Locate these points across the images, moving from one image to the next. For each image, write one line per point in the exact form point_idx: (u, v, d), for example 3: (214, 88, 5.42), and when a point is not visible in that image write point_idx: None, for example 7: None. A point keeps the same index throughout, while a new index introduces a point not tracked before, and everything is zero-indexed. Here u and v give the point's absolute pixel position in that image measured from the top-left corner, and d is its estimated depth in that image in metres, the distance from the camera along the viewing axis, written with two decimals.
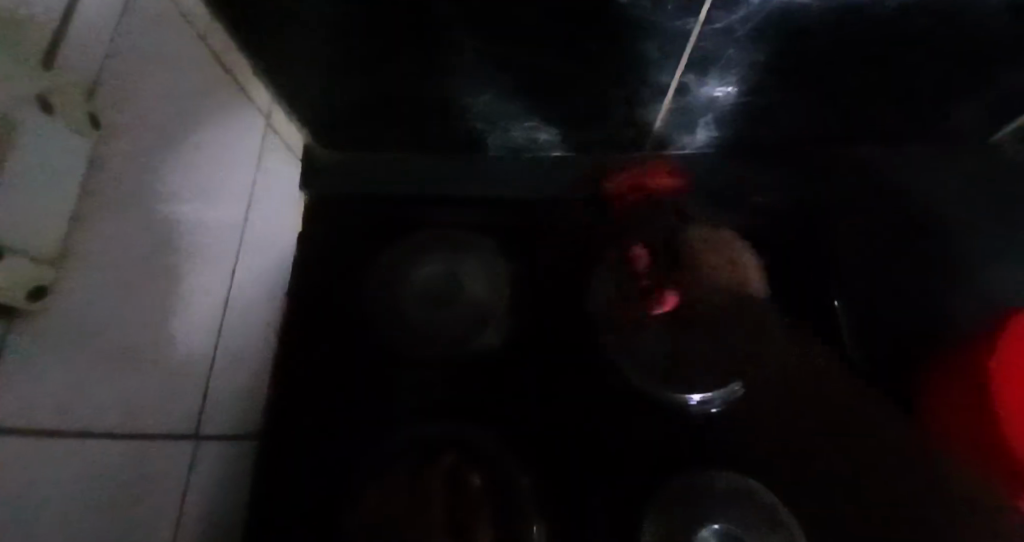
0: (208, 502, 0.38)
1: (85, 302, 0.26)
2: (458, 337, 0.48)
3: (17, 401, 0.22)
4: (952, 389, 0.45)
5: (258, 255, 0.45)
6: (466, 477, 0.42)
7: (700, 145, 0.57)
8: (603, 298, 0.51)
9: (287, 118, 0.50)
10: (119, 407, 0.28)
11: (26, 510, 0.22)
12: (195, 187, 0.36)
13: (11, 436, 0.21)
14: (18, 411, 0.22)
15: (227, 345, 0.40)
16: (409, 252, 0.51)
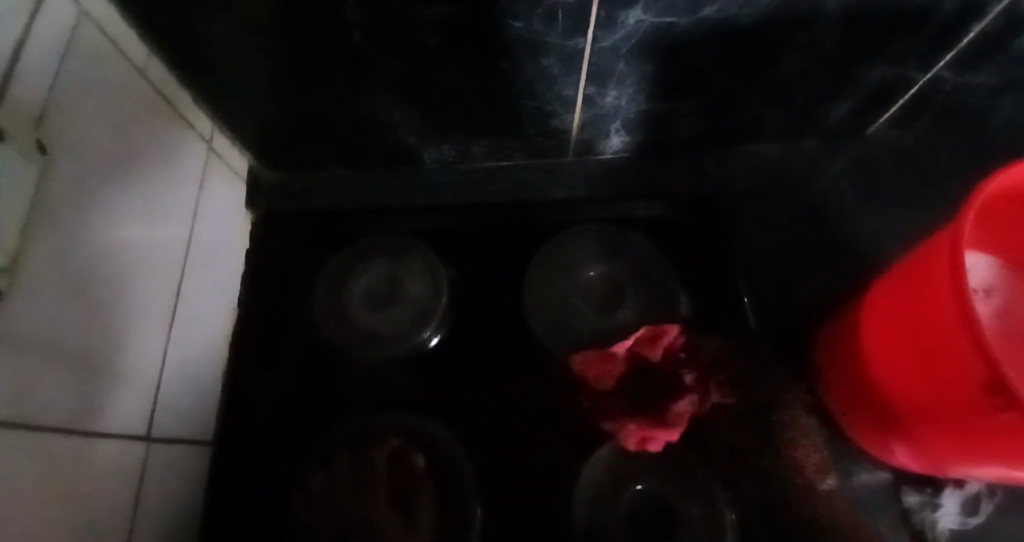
0: (163, 492, 0.44)
1: (26, 313, 0.31)
2: (397, 335, 0.54)
3: None
4: (844, 358, 0.49)
5: (202, 270, 0.50)
6: (410, 459, 0.49)
7: (615, 150, 0.60)
8: (531, 296, 0.56)
9: (230, 143, 0.55)
10: (63, 405, 0.34)
11: None
12: (136, 211, 0.41)
13: None
14: None
15: (175, 354, 0.46)
16: (355, 261, 0.57)
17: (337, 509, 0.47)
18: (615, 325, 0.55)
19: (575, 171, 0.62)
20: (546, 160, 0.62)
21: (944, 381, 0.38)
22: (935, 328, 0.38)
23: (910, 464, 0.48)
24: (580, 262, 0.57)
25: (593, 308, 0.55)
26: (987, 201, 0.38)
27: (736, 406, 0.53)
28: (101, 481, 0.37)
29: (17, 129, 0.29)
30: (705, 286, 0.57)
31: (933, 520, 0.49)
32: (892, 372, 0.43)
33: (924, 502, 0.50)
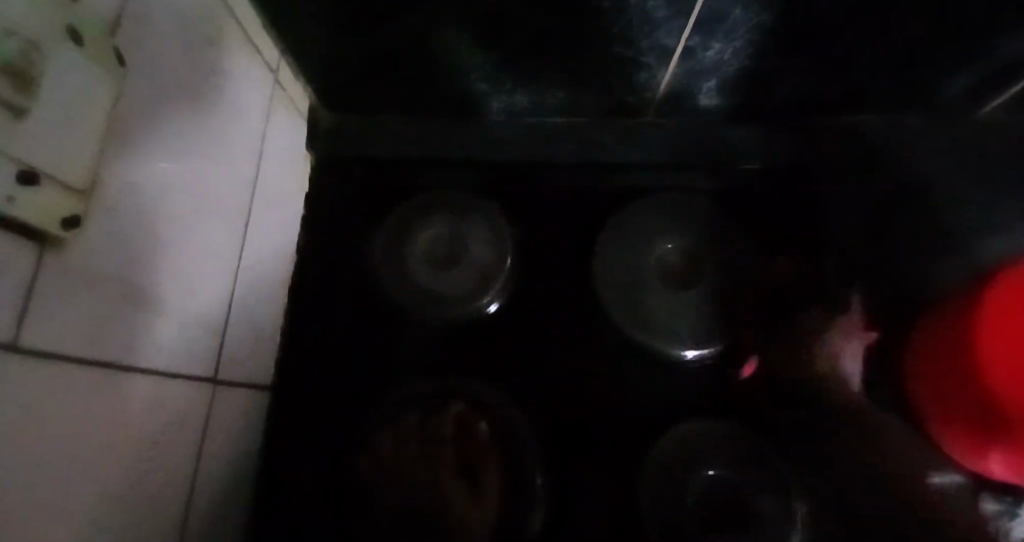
0: (225, 441, 0.43)
1: (101, 244, 0.28)
2: (460, 297, 0.51)
3: (52, 326, 0.25)
4: (943, 359, 0.44)
5: (267, 213, 0.47)
6: (475, 423, 0.47)
7: (699, 111, 0.56)
8: (602, 266, 0.53)
9: (295, 78, 0.51)
10: (133, 344, 0.31)
11: (58, 424, 0.25)
12: (205, 140, 0.38)
13: (46, 358, 0.24)
14: (49, 337, 0.25)
15: (239, 298, 0.44)
16: (416, 215, 0.54)
17: (398, 477, 0.45)
18: (693, 303, 0.51)
19: (654, 138, 0.57)
20: (626, 118, 0.58)
21: None
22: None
23: (997, 468, 0.44)
24: (657, 233, 0.54)
25: (668, 283, 0.52)
26: None
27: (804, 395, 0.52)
28: (168, 425, 0.35)
29: (96, 34, 0.26)
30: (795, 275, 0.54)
31: (1011, 527, 0.46)
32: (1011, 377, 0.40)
33: (1003, 510, 0.46)
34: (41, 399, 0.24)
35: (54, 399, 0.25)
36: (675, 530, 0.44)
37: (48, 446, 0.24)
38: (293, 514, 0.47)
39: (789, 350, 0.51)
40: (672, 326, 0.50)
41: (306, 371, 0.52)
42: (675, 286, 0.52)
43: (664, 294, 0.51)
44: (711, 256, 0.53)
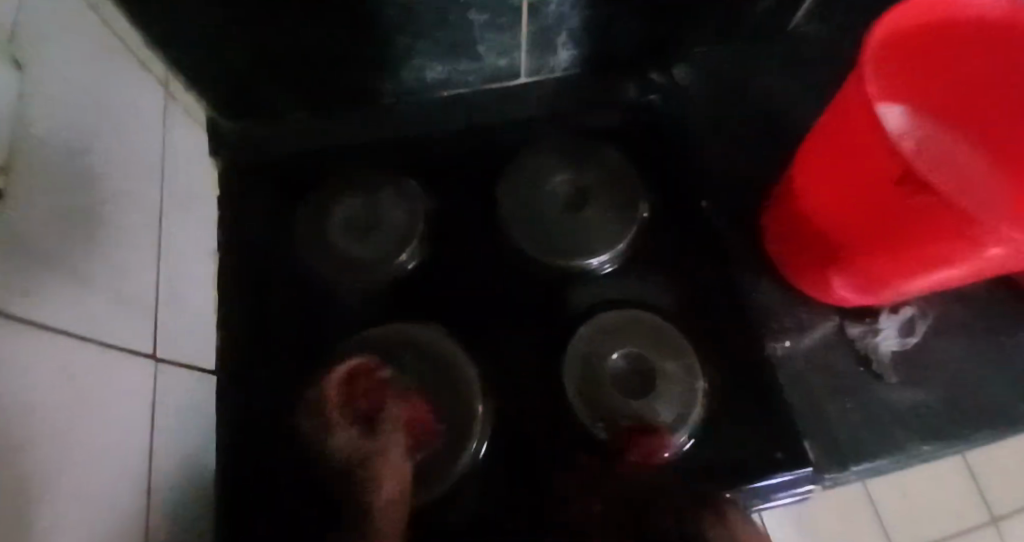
0: (177, 426, 0.45)
1: (39, 227, 0.31)
2: (376, 258, 0.54)
3: (12, 292, 0.28)
4: (790, 221, 0.54)
5: (178, 212, 0.50)
6: (398, 355, 0.51)
7: (565, 65, 0.63)
8: (508, 207, 0.57)
9: (184, 89, 0.54)
10: (78, 322, 0.34)
11: (28, 382, 0.28)
12: (108, 145, 0.41)
13: (12, 323, 0.27)
14: (9, 303, 0.28)
15: (165, 290, 0.46)
16: (327, 194, 0.56)
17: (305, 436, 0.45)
18: (593, 220, 0.56)
19: (530, 93, 0.65)
20: (500, 83, 0.63)
21: (893, 207, 0.43)
22: (870, 165, 0.43)
23: (845, 298, 0.54)
24: (547, 170, 0.58)
25: (563, 210, 0.57)
26: (888, 41, 0.41)
27: (698, 281, 0.59)
28: (122, 405, 0.38)
29: (0, 40, 0.29)
30: (669, 194, 0.63)
31: (875, 344, 0.54)
32: (834, 222, 0.49)
33: (865, 330, 0.55)
34: (13, 355, 0.27)
35: (23, 356, 0.28)
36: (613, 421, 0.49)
37: (26, 401, 0.28)
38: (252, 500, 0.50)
39: (668, 249, 0.61)
40: (590, 242, 0.55)
41: (248, 360, 0.55)
42: (580, 205, 0.57)
43: (567, 213, 0.56)
44: (605, 173, 0.58)
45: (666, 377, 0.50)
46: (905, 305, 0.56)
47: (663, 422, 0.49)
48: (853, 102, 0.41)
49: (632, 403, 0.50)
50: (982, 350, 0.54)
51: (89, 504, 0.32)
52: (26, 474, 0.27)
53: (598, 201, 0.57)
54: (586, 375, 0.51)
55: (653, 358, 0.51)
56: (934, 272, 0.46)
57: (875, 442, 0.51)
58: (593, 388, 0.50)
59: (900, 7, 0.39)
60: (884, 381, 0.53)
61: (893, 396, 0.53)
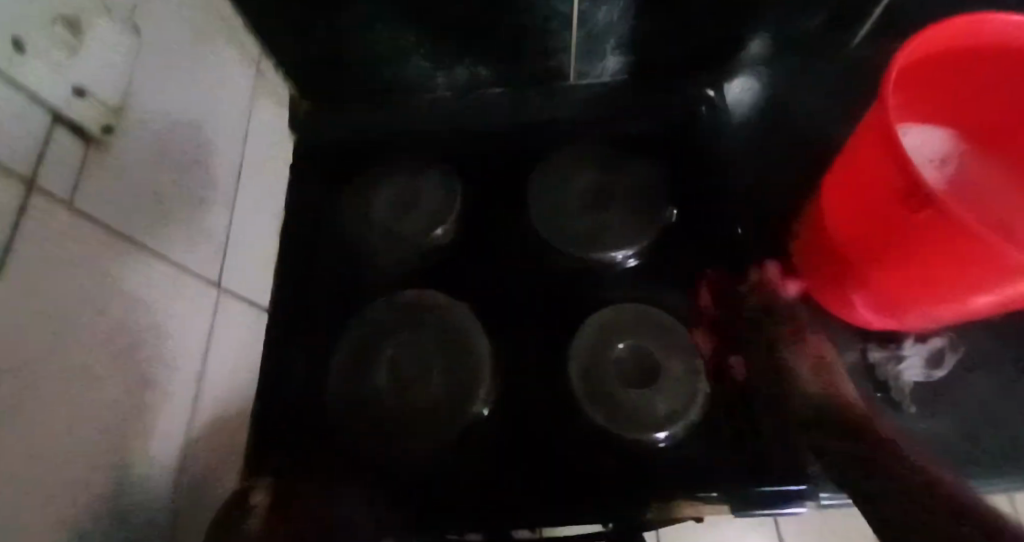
0: (230, 348, 0.52)
1: (130, 155, 0.40)
2: (411, 230, 0.59)
3: (91, 199, 0.36)
4: (818, 236, 0.53)
5: (254, 170, 0.58)
6: (421, 320, 0.55)
7: (614, 72, 0.67)
8: (537, 197, 0.60)
9: (274, 69, 0.63)
10: (154, 234, 0.42)
11: (94, 272, 0.36)
12: (202, 102, 0.49)
13: (89, 223, 0.35)
14: (90, 206, 0.36)
15: (236, 232, 0.54)
16: (377, 172, 0.63)
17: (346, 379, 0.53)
18: (618, 216, 0.58)
19: (574, 95, 0.68)
20: (548, 85, 0.68)
21: (905, 229, 0.42)
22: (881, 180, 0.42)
23: (871, 318, 0.52)
24: (579, 165, 0.61)
25: (590, 204, 0.59)
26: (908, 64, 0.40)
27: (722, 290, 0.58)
28: (184, 313, 0.45)
29: (116, 8, 0.38)
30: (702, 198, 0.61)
31: (897, 372, 0.52)
32: (853, 243, 0.48)
33: (888, 356, 0.53)
34: (86, 245, 0.35)
35: (94, 249, 0.36)
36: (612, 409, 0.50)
37: (87, 287, 0.35)
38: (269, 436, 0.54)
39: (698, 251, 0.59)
40: (614, 236, 0.57)
41: (283, 312, 0.59)
42: (609, 200, 0.59)
43: (594, 206, 0.59)
44: (640, 173, 0.60)
45: (668, 374, 0.51)
46: (934, 335, 0.54)
47: (660, 416, 0.50)
48: (877, 116, 0.40)
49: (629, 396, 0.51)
50: (1007, 394, 0.52)
51: (137, 389, 0.39)
52: (77, 343, 0.34)
53: (626, 197, 0.59)
54: (594, 362, 0.52)
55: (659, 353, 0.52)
56: (957, 296, 0.44)
57: None
58: (594, 375, 0.52)
59: (931, 30, 0.39)
60: (901, 411, 0.51)
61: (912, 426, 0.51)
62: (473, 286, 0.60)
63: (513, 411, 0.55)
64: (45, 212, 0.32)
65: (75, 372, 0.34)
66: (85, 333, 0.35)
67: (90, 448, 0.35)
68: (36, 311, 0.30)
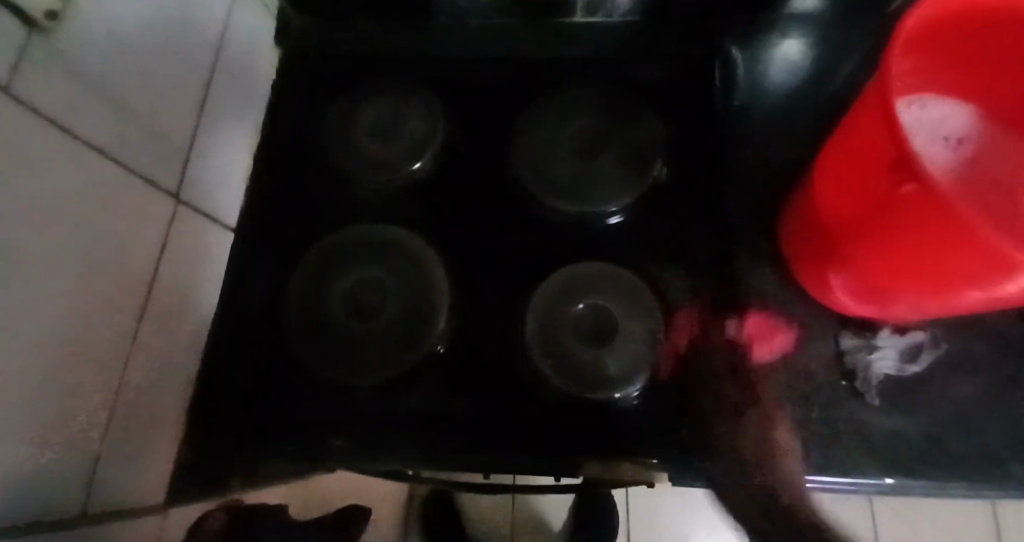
0: (188, 260, 0.52)
1: (79, 48, 0.38)
2: (387, 161, 0.56)
3: (32, 88, 0.35)
4: (806, 216, 0.50)
5: (227, 81, 0.57)
6: (387, 255, 0.54)
7: (623, 11, 0.62)
8: (523, 141, 0.57)
9: None
10: (103, 133, 0.41)
11: (41, 164, 0.35)
12: (173, 2, 0.47)
13: (31, 112, 0.35)
14: (32, 95, 0.35)
15: (200, 143, 0.53)
16: (361, 98, 0.60)
17: (308, 307, 0.53)
18: (606, 166, 0.55)
19: (580, 34, 0.63)
20: (554, 20, 0.63)
21: (897, 217, 0.38)
22: (875, 160, 0.38)
23: (852, 304, 0.50)
24: (570, 111, 0.57)
25: (577, 155, 0.55)
26: (920, 28, 0.36)
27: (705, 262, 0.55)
28: (136, 219, 0.45)
29: None
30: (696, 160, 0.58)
31: (868, 361, 0.51)
32: (840, 227, 0.45)
33: (862, 344, 0.52)
34: (27, 136, 0.34)
35: (37, 140, 0.35)
36: (570, 366, 0.50)
37: (30, 181, 0.35)
38: (220, 354, 0.55)
39: (689, 217, 0.56)
40: (597, 190, 0.54)
41: (251, 233, 0.58)
42: (596, 150, 0.55)
43: (581, 156, 0.55)
44: (639, 126, 0.56)
45: (627, 337, 0.50)
46: (914, 330, 0.52)
47: (609, 375, 0.49)
48: (880, 84, 0.36)
49: (583, 356, 0.50)
50: (982, 399, 0.50)
51: (84, 290, 0.40)
52: (24, 236, 0.34)
53: (618, 150, 0.55)
54: (550, 315, 0.51)
55: (621, 314, 0.51)
56: (944, 290, 0.41)
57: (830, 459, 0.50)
58: (550, 331, 0.51)
59: None
60: (863, 401, 0.51)
61: (870, 417, 0.50)
62: (451, 224, 0.59)
63: (469, 356, 0.55)
64: None
65: (25, 263, 0.34)
66: (30, 227, 0.35)
67: (45, 337, 0.36)
68: None
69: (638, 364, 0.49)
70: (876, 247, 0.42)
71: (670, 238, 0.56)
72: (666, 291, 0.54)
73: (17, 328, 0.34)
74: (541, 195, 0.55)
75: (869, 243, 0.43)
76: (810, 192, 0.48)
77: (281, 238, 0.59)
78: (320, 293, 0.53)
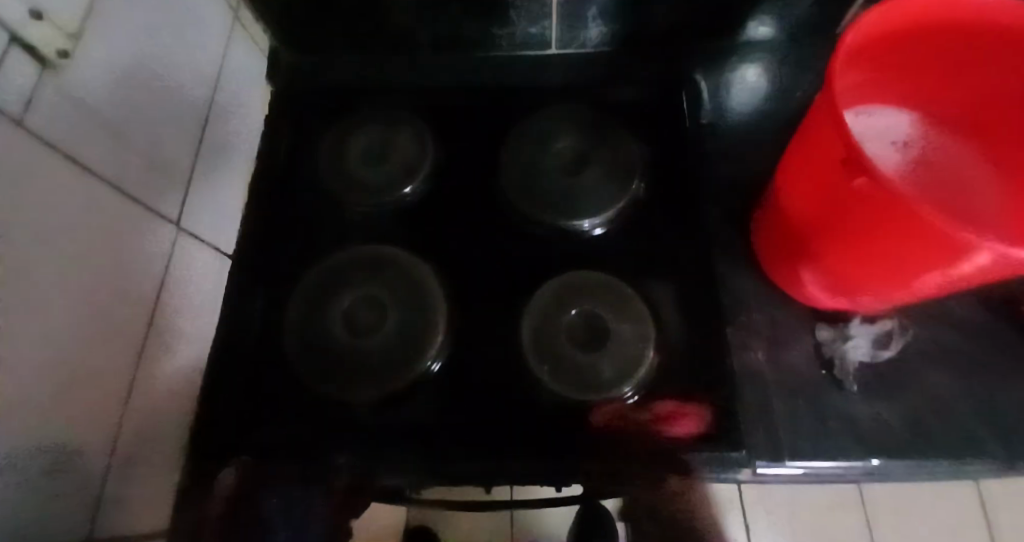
0: (189, 288, 0.53)
1: (85, 84, 0.40)
2: (381, 184, 0.59)
3: (42, 121, 0.36)
4: (774, 220, 0.53)
5: (224, 116, 0.59)
6: (386, 273, 0.56)
7: (595, 42, 0.67)
8: (510, 162, 0.61)
9: (252, 19, 0.63)
10: (107, 165, 0.43)
11: (48, 193, 0.37)
12: (171, 42, 0.49)
13: (41, 143, 0.36)
14: (42, 128, 0.36)
15: (198, 174, 0.55)
16: (353, 126, 0.63)
17: (306, 328, 0.54)
18: (590, 179, 0.58)
19: (557, 65, 0.69)
20: (531, 51, 0.69)
21: (855, 212, 0.42)
22: (829, 162, 0.42)
23: (826, 299, 0.53)
24: (552, 131, 0.61)
25: (561, 172, 0.59)
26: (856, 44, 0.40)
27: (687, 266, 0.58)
28: (139, 247, 0.46)
29: None
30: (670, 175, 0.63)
31: (844, 350, 0.55)
32: (806, 226, 0.49)
33: (836, 334, 0.55)
34: (36, 166, 0.36)
35: (45, 170, 0.36)
36: (565, 372, 0.51)
37: (38, 208, 0.36)
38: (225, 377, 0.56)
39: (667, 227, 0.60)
40: (582, 203, 0.57)
41: (252, 260, 0.60)
42: (578, 167, 0.59)
43: (565, 172, 0.59)
44: (618, 142, 0.60)
45: (619, 339, 0.52)
46: (883, 318, 0.55)
47: (603, 379, 0.51)
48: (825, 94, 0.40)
49: (577, 361, 0.51)
50: (952, 382, 0.54)
51: (89, 316, 0.41)
52: (31, 262, 0.35)
53: (598, 165, 0.59)
54: (542, 323, 0.53)
55: (612, 318, 0.53)
56: (904, 278, 0.44)
57: (816, 448, 0.52)
58: (545, 338, 0.53)
59: (884, 6, 0.39)
60: (844, 390, 0.54)
61: (851, 404, 0.53)
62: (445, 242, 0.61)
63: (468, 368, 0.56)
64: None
65: (29, 288, 0.35)
66: (38, 252, 0.36)
67: (51, 362, 0.37)
68: None
69: (631, 364, 0.51)
70: (840, 242, 0.46)
71: (653, 246, 0.60)
72: (652, 296, 0.57)
73: (25, 352, 0.34)
74: (529, 212, 0.58)
75: (833, 239, 0.47)
76: (776, 197, 0.52)
77: (279, 262, 0.60)
78: (319, 313, 0.55)
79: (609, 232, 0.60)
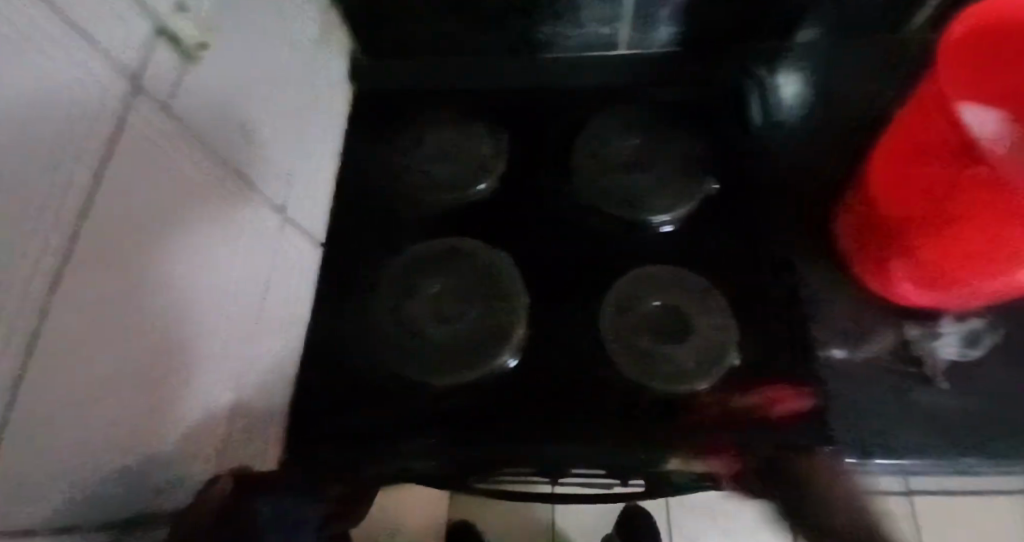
0: (290, 274, 0.56)
1: (215, 75, 0.43)
2: (462, 182, 0.61)
3: (183, 108, 0.39)
4: (862, 214, 0.55)
5: (317, 112, 0.62)
6: (472, 265, 0.58)
7: (665, 43, 0.69)
8: (586, 158, 0.62)
9: (339, 23, 0.66)
10: (228, 151, 0.45)
11: (185, 175, 0.39)
12: (278, 39, 0.52)
13: (181, 129, 0.39)
14: (183, 115, 0.39)
15: (297, 166, 0.57)
16: (432, 126, 0.66)
17: (399, 314, 0.56)
18: (666, 176, 0.60)
19: (623, 63, 0.70)
20: (599, 52, 0.70)
21: (955, 202, 0.43)
22: (935, 152, 0.44)
23: (912, 294, 0.54)
24: (628, 131, 0.63)
25: (636, 169, 0.60)
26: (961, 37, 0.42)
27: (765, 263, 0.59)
28: (251, 232, 0.49)
29: None
30: (743, 172, 0.63)
31: (932, 347, 0.55)
32: (898, 219, 0.50)
33: (924, 332, 0.56)
34: (178, 149, 0.38)
35: (184, 153, 0.39)
36: (647, 361, 0.53)
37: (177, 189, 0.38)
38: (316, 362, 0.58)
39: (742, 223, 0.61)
40: (655, 200, 0.59)
41: (339, 252, 0.63)
42: (654, 165, 0.61)
43: (642, 170, 0.60)
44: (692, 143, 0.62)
45: (699, 331, 0.53)
46: (974, 317, 0.56)
47: (687, 369, 0.52)
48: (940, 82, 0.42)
49: (659, 350, 0.53)
50: None
51: (212, 294, 0.43)
52: (169, 239, 0.37)
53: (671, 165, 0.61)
54: (626, 314, 0.55)
55: (692, 309, 0.54)
56: (998, 271, 0.45)
57: (906, 443, 0.52)
58: (625, 327, 0.54)
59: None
60: (934, 386, 0.54)
61: (941, 399, 0.53)
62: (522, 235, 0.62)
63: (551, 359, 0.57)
64: (150, 111, 0.35)
65: (165, 264, 0.37)
66: (177, 231, 0.38)
67: (180, 335, 0.39)
68: (137, 203, 0.33)
69: (713, 355, 0.52)
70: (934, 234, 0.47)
71: (731, 242, 0.60)
72: (731, 291, 0.58)
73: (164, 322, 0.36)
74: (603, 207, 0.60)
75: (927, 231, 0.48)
76: (864, 193, 0.53)
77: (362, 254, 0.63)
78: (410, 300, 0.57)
79: (686, 229, 0.61)
